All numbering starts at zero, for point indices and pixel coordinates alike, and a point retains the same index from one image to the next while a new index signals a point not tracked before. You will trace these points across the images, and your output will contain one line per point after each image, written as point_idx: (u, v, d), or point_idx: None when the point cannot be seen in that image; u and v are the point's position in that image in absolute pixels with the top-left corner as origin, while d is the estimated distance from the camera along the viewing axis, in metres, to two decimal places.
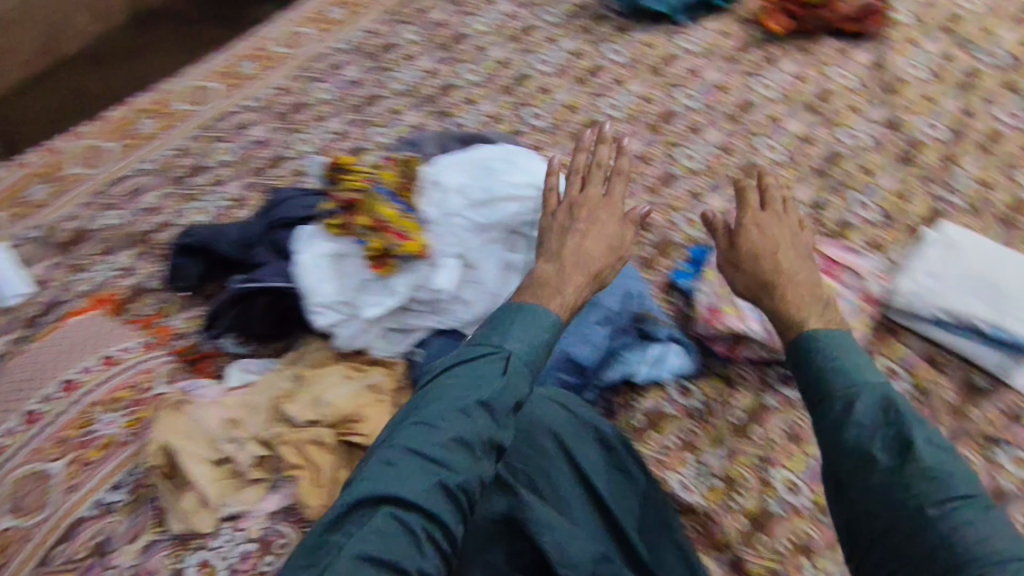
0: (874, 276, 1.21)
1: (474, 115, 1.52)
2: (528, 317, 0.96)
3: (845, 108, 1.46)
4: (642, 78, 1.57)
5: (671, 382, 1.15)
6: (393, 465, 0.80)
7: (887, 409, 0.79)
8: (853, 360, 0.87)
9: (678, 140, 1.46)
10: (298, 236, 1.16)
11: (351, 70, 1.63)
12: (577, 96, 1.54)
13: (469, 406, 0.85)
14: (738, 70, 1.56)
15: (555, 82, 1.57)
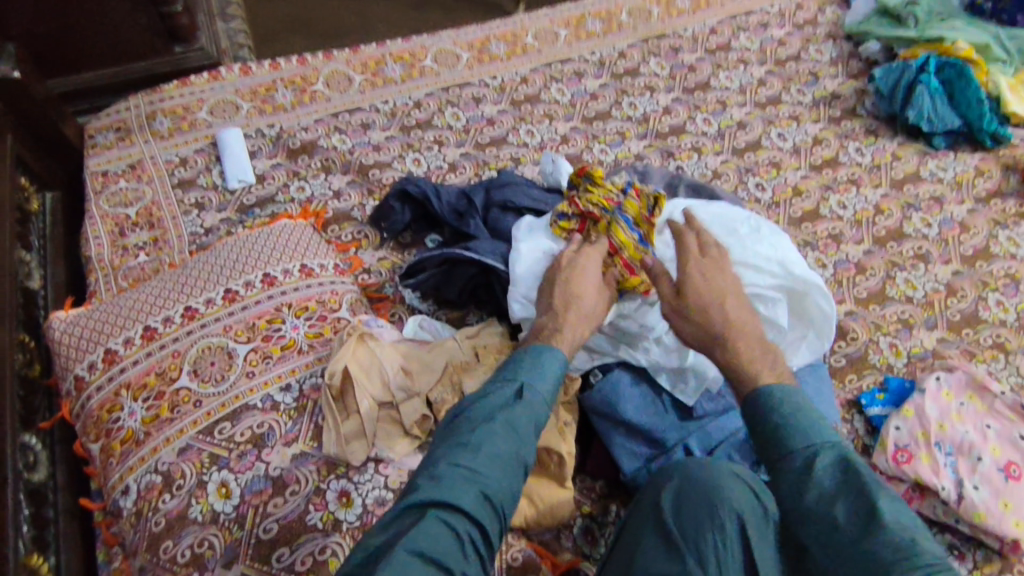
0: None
1: (701, 167, 1.50)
2: (543, 354, 0.90)
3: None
4: (876, 186, 1.51)
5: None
6: (443, 478, 0.76)
7: (816, 470, 0.77)
8: (808, 426, 0.82)
9: (900, 261, 1.39)
10: (521, 225, 1.18)
11: (593, 83, 1.65)
12: (805, 180, 1.50)
13: (496, 425, 0.82)
14: (988, 213, 1.47)
15: (787, 162, 1.53)
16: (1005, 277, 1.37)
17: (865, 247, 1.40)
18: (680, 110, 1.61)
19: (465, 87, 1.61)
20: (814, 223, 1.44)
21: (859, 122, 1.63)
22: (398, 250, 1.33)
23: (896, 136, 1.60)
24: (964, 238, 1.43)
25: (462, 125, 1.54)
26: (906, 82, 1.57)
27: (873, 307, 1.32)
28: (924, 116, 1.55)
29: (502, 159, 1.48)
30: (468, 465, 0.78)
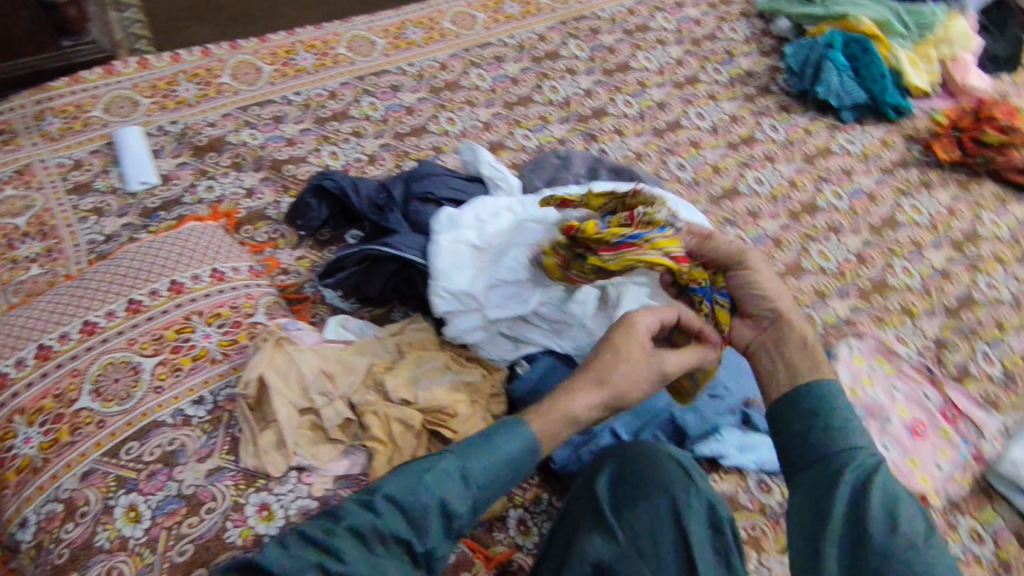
0: (992, 436, 1.16)
1: (623, 148, 1.49)
2: (513, 432, 0.85)
3: (989, 256, 1.43)
4: (793, 159, 1.55)
5: (752, 473, 1.09)
6: (295, 550, 0.72)
7: (874, 481, 0.74)
8: (819, 420, 0.81)
9: (816, 231, 1.43)
10: (440, 216, 1.15)
11: (512, 66, 1.63)
12: (723, 159, 1.52)
13: (417, 488, 0.78)
14: (893, 183, 1.54)
15: (709, 135, 1.56)
16: (911, 246, 1.43)
17: (780, 220, 1.44)
18: (600, 92, 1.61)
19: (376, 76, 1.56)
20: (736, 201, 1.45)
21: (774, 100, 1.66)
22: (318, 248, 1.28)
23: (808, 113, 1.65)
24: (873, 210, 1.48)
25: (380, 115, 1.49)
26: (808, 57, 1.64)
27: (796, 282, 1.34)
28: (832, 91, 1.61)
29: (416, 149, 1.43)
30: (335, 540, 0.73)
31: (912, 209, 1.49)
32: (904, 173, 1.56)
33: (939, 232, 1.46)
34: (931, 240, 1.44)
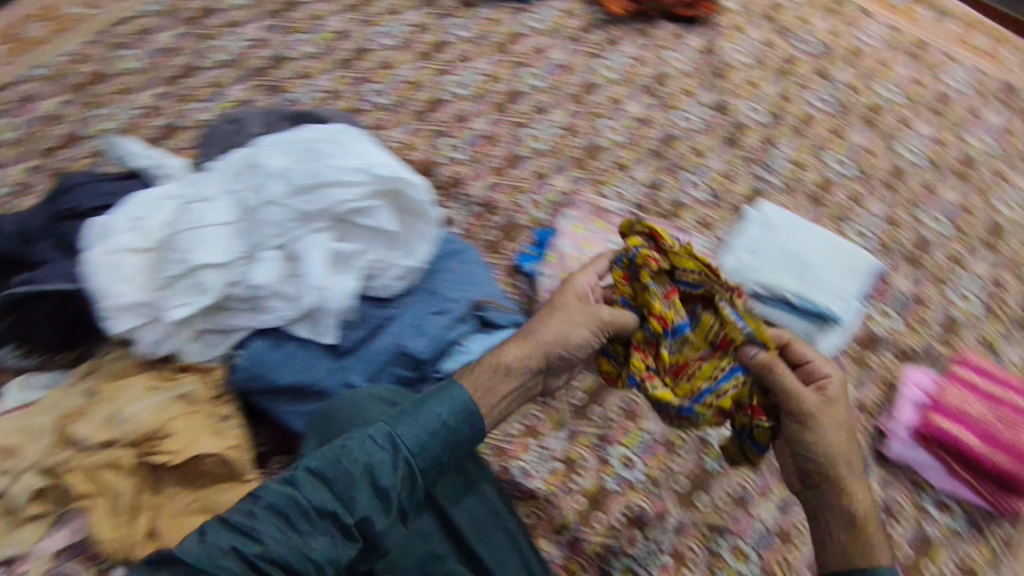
0: (607, 272, 1.29)
1: (394, 143, 1.67)
2: (449, 399, 1.07)
3: (689, 153, 1.72)
4: (508, 113, 1.74)
5: (430, 359, 1.32)
6: (207, 537, 0.93)
7: (377, 471, 1.00)
8: (450, 395, 1.08)
9: (547, 220, 1.60)
10: (90, 228, 1.19)
11: (166, 35, 1.78)
12: (455, 113, 1.73)
13: (339, 461, 1.00)
14: (507, 118, 1.73)
15: (448, 110, 1.73)
16: (592, 202, 1.62)
17: (532, 165, 1.67)
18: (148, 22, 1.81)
19: (45, 70, 1.70)
20: (513, 169, 1.66)
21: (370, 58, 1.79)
22: None
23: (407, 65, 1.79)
24: (728, 172, 1.70)
25: (113, 120, 1.63)
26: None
27: (481, 228, 1.59)
28: None
29: (88, 144, 1.59)
30: (250, 525, 0.94)
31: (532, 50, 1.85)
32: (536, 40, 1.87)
33: (836, 215, 1.65)
34: (821, 217, 1.65)
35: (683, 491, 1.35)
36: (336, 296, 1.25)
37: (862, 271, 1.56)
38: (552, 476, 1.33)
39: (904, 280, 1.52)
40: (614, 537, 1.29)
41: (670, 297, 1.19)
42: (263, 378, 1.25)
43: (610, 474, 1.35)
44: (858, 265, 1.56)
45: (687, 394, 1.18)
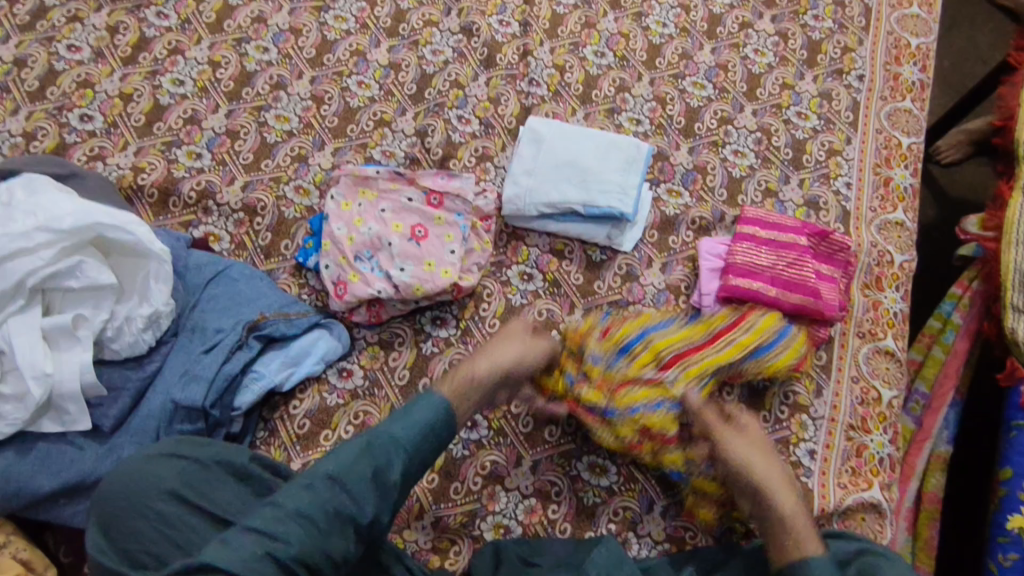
0: (481, 193, 1.05)
1: (194, 64, 1.20)
2: (427, 402, 0.81)
3: (533, 30, 1.27)
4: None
5: (323, 372, 0.96)
6: (230, 544, 0.66)
7: (382, 487, 0.73)
8: (420, 414, 0.79)
9: (430, 95, 1.20)
10: None
11: None
12: (251, 16, 1.25)
13: (291, 511, 0.69)
14: (234, 42, 1.22)
15: (243, 14, 1.25)
16: (458, 76, 1.22)
17: (370, 112, 1.18)
18: None
19: None
20: (327, 55, 1.22)
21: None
22: None
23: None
24: (592, 15, 1.29)
25: None
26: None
27: (295, 166, 1.13)
28: None
29: None
30: (272, 529, 0.67)
31: None
32: None
33: (726, 48, 1.28)
34: (710, 60, 1.26)
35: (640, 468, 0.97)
36: (72, 376, 0.78)
37: (638, 162, 1.08)
38: (529, 512, 0.94)
39: (828, 119, 1.22)
40: (615, 484, 0.96)
41: (733, 321, 0.99)
42: (23, 493, 0.78)
43: (584, 489, 0.95)
44: (634, 154, 1.09)
45: (639, 397, 0.93)
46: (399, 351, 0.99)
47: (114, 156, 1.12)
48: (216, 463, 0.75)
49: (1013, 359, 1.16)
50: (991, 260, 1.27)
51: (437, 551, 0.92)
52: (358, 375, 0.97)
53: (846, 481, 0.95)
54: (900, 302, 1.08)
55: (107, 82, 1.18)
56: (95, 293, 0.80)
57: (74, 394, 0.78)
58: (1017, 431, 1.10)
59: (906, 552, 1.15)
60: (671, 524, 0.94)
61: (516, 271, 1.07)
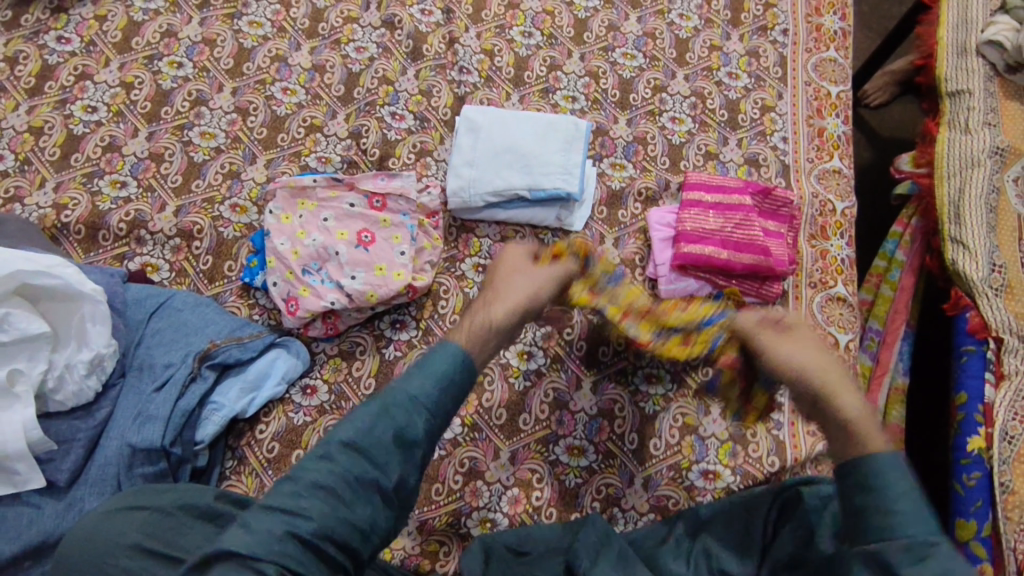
0: (423, 190, 1.03)
1: (105, 88, 1.14)
2: (443, 352, 0.71)
3: (457, 15, 1.25)
4: (217, 4, 1.22)
5: (285, 394, 0.93)
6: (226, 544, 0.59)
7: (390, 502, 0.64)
8: (438, 355, 0.70)
9: (359, 94, 1.17)
10: None
11: None
12: (159, 31, 1.18)
13: (300, 490, 0.61)
14: (148, 59, 1.16)
15: (151, 29, 1.19)
16: (386, 72, 1.19)
17: (299, 118, 1.14)
18: None
19: None
20: (246, 63, 1.18)
21: (35, 7, 1.19)
22: None
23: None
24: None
25: None
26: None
27: (228, 183, 1.08)
28: None
29: None
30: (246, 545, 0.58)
31: None
32: None
33: (652, 16, 1.27)
34: (638, 29, 1.26)
35: (617, 443, 0.97)
36: (16, 435, 0.73)
37: (578, 140, 1.08)
38: (513, 502, 0.94)
39: (758, 76, 1.23)
40: (595, 463, 0.96)
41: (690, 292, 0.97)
42: None
43: (565, 472, 0.96)
44: (573, 133, 1.08)
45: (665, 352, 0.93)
46: (362, 360, 0.97)
47: (34, 193, 1.06)
48: (179, 509, 0.71)
49: (955, 290, 1.21)
50: (925, 196, 1.32)
51: (426, 555, 0.92)
52: (323, 391, 0.95)
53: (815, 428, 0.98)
54: (846, 249, 1.10)
55: (13, 117, 1.11)
56: (27, 345, 0.76)
57: (21, 453, 0.74)
58: (968, 356, 1.14)
59: None
60: (654, 493, 0.95)
61: (469, 264, 1.05)
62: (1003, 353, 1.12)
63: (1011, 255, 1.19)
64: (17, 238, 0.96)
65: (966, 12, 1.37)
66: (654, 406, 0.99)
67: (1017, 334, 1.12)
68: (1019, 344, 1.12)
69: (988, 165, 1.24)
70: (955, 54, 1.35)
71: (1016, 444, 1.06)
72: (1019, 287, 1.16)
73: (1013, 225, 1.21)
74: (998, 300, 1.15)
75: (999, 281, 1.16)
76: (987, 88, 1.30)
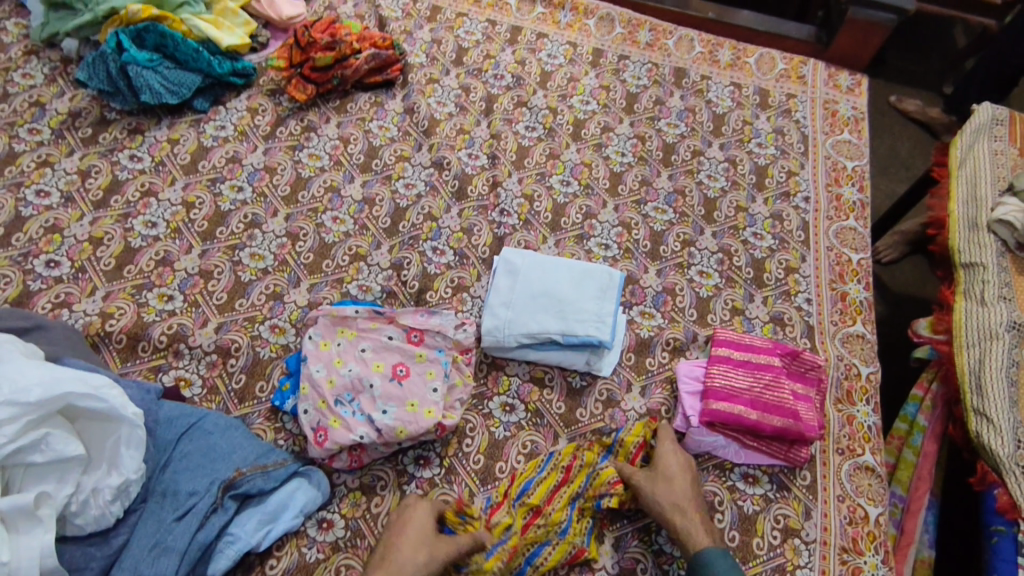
0: (460, 327, 1.05)
1: (167, 205, 1.21)
2: None
3: (502, 161, 1.34)
4: (282, 136, 1.32)
5: (301, 528, 0.92)
6: None
7: None
8: None
9: (404, 228, 1.23)
10: None
11: None
12: (225, 157, 1.28)
13: None
14: (210, 181, 1.24)
15: (217, 155, 1.28)
16: (431, 209, 1.26)
17: (345, 247, 1.20)
18: None
19: None
20: (301, 192, 1.25)
21: (115, 128, 1.29)
22: None
23: (160, 123, 1.31)
24: (556, 147, 1.38)
25: None
26: (113, 69, 1.28)
27: (270, 304, 1.12)
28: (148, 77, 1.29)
29: None
30: None
31: (251, 105, 1.36)
32: (256, 90, 1.38)
33: (682, 174, 1.37)
34: (669, 186, 1.35)
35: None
36: (31, 562, 0.71)
37: (612, 290, 1.12)
38: None
39: (782, 239, 1.29)
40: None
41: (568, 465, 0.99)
42: None
43: None
44: (608, 282, 1.12)
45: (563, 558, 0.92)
46: (382, 497, 0.96)
47: (83, 298, 1.10)
48: None
49: (982, 462, 1.20)
50: (945, 363, 1.34)
51: None
52: (340, 526, 0.93)
53: None
54: (873, 415, 1.11)
55: (76, 226, 1.17)
56: (64, 468, 0.76)
57: None
58: (999, 537, 1.12)
59: None
60: None
61: (498, 403, 1.06)
62: None
63: None
64: (70, 344, 0.99)
65: (975, 190, 1.46)
66: (679, 569, 0.95)
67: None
68: None
69: (1006, 339, 1.26)
70: (969, 227, 1.41)
71: None
72: None
73: None
74: None
75: None
76: (1000, 263, 1.35)
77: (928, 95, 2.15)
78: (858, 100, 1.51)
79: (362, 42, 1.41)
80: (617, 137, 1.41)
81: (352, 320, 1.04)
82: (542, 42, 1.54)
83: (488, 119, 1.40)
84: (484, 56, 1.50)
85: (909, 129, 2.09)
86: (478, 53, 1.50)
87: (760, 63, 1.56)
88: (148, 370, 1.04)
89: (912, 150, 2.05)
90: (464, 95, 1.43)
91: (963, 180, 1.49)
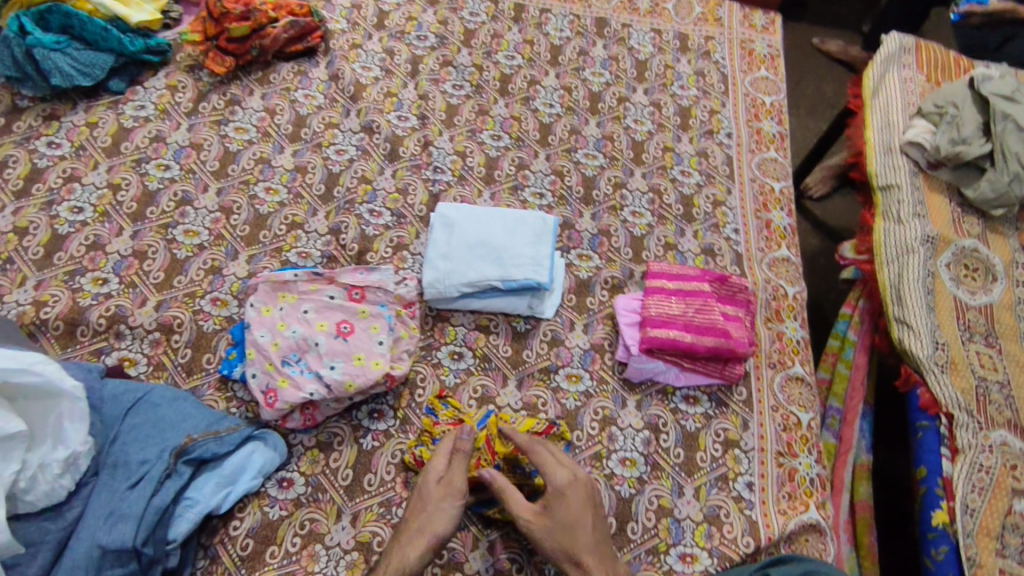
0: (401, 282, 1.07)
1: (92, 190, 1.18)
2: None
3: (431, 120, 1.35)
4: (206, 112, 1.30)
5: (261, 488, 0.93)
6: None
7: None
8: None
9: (340, 193, 1.24)
10: None
11: None
12: (148, 136, 1.25)
13: None
14: (135, 162, 1.22)
15: (140, 135, 1.25)
16: (365, 172, 1.26)
17: (280, 216, 1.20)
18: None
19: None
20: (231, 165, 1.24)
21: (29, 115, 1.25)
22: None
23: (76, 108, 1.27)
24: (484, 104, 1.39)
25: None
26: (18, 54, 1.23)
27: (209, 278, 1.12)
28: (55, 60, 1.24)
29: None
30: None
31: (169, 83, 1.33)
32: (175, 68, 1.35)
33: (610, 120, 1.40)
34: (597, 133, 1.38)
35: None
36: None
37: (547, 234, 1.15)
38: None
39: (708, 174, 1.34)
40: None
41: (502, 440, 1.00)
42: None
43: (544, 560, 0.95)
44: (542, 227, 1.15)
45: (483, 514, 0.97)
46: (339, 451, 0.98)
47: (13, 289, 1.07)
48: None
49: (906, 366, 1.28)
50: (869, 280, 1.42)
51: None
52: (300, 483, 0.95)
53: (792, 505, 1.01)
54: (800, 330, 1.18)
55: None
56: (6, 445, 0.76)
57: None
58: (924, 432, 1.21)
59: (852, 564, 1.19)
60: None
61: (446, 352, 1.09)
62: (956, 428, 1.18)
63: (953, 334, 1.28)
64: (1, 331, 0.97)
65: (888, 115, 1.53)
66: (629, 489, 1.00)
67: (965, 409, 1.20)
68: (969, 419, 1.19)
69: (921, 252, 1.34)
70: (884, 152, 1.48)
71: (978, 517, 1.10)
72: (961, 364, 1.24)
73: (950, 303, 1.31)
74: (945, 376, 1.23)
75: (943, 359, 1.24)
76: (913, 182, 1.43)
77: (849, 34, 2.22)
78: (774, 37, 1.56)
79: (279, 11, 1.39)
80: (543, 90, 1.43)
81: (293, 283, 1.05)
82: (463, 1, 1.54)
83: (415, 80, 1.40)
84: (405, 18, 1.50)
85: (832, 69, 2.17)
86: (400, 16, 1.50)
87: (678, 8, 1.59)
88: (89, 354, 1.03)
89: (835, 88, 2.13)
90: (388, 59, 1.43)
91: (877, 107, 1.55)
